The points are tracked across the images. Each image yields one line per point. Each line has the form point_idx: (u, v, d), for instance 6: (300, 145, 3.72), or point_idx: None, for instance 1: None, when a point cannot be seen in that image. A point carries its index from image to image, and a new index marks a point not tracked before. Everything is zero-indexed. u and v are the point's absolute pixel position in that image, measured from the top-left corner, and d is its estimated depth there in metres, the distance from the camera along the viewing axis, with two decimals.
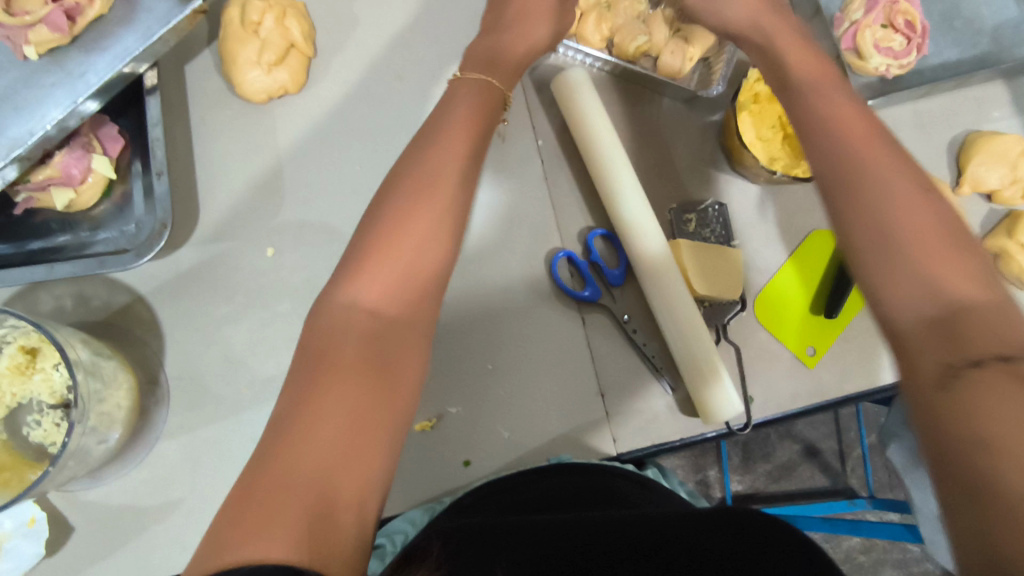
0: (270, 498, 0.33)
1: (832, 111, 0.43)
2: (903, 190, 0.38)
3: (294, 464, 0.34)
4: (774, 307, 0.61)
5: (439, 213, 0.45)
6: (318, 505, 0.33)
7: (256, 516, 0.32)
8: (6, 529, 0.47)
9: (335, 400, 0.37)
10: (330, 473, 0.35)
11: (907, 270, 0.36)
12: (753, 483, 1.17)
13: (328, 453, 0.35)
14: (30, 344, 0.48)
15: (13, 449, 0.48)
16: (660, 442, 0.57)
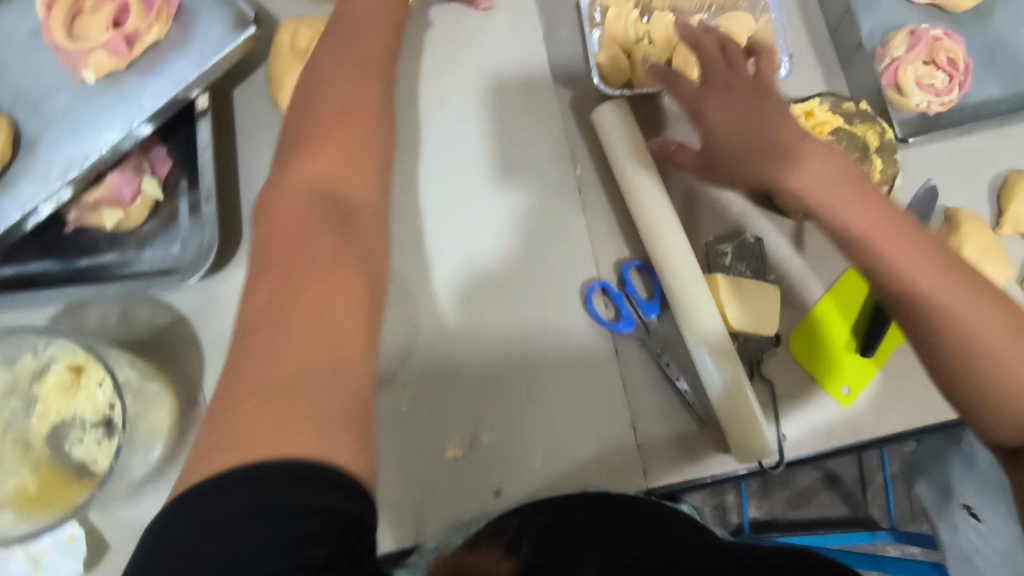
0: (251, 401, 0.33)
1: (865, 222, 0.47)
2: (974, 315, 0.46)
3: (271, 358, 0.35)
4: (810, 342, 0.60)
5: (373, 107, 0.47)
6: (332, 427, 0.33)
7: (240, 425, 0.32)
8: (45, 545, 0.48)
9: (313, 286, 0.38)
10: (313, 355, 0.35)
11: (985, 403, 0.47)
12: (771, 510, 1.16)
13: (305, 335, 0.35)
14: (75, 362, 0.48)
15: (54, 464, 0.48)
16: (691, 478, 0.57)
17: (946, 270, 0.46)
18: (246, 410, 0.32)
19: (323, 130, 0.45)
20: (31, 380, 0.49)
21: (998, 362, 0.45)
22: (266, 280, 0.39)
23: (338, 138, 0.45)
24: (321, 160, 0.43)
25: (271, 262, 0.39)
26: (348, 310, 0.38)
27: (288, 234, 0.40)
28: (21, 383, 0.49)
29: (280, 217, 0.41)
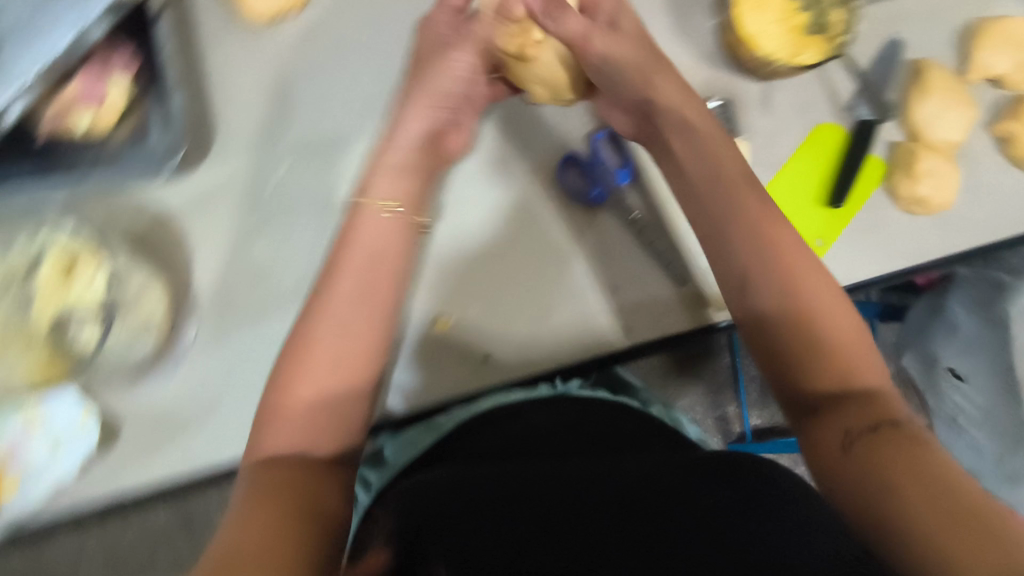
0: (226, 554, 0.37)
1: (738, 212, 0.51)
2: (826, 301, 0.48)
3: (247, 528, 0.39)
4: (782, 199, 0.61)
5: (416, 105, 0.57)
6: (277, 537, 0.39)
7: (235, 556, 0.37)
8: (56, 431, 0.50)
9: (283, 434, 0.47)
10: (272, 526, 0.40)
11: (819, 370, 0.46)
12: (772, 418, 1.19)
13: (270, 485, 0.43)
14: (70, 255, 0.51)
15: (56, 353, 0.51)
16: (671, 333, 0.58)
17: (814, 267, 0.49)
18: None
19: (339, 259, 0.51)
20: (25, 276, 0.50)
21: (839, 352, 0.46)
22: (302, 371, 0.49)
23: (357, 254, 0.51)
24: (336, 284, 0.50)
25: (286, 366, 0.49)
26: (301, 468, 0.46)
27: (296, 352, 0.49)
28: (13, 280, 0.50)
29: (283, 402, 0.48)
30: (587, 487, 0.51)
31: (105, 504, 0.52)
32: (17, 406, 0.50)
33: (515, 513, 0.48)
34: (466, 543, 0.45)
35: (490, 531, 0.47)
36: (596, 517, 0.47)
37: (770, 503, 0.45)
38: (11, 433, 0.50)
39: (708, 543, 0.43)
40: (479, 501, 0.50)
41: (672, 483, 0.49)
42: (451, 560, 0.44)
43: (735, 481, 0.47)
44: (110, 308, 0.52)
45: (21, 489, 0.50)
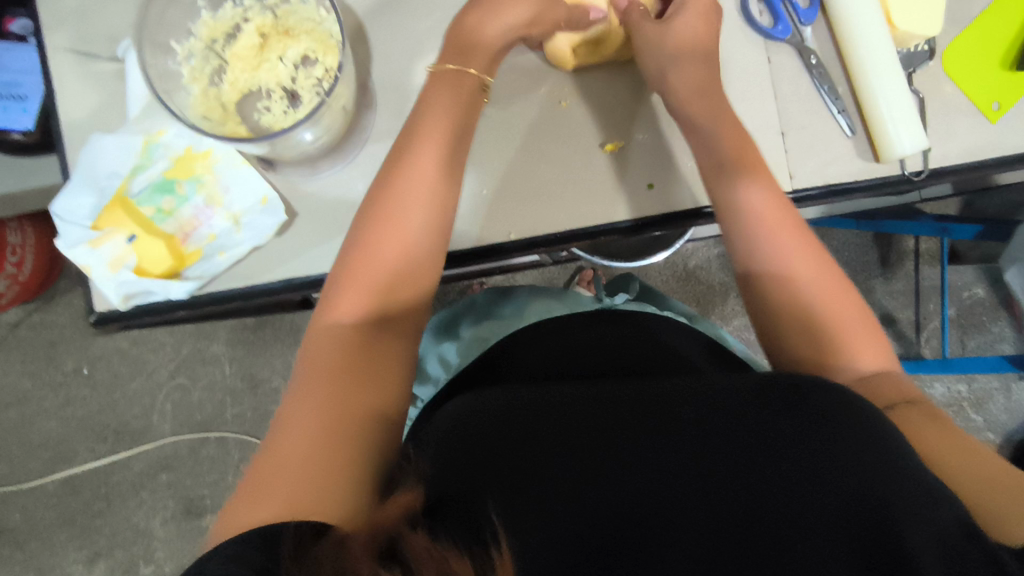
0: (266, 475, 0.39)
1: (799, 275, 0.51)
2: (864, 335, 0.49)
3: (277, 456, 0.40)
4: (963, 59, 0.59)
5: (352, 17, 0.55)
6: (310, 473, 0.39)
7: (262, 486, 0.38)
8: (244, 207, 0.53)
9: (322, 359, 0.45)
10: (304, 452, 0.40)
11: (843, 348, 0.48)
12: None
13: (321, 389, 0.43)
14: (266, 30, 0.51)
15: (243, 128, 0.51)
16: (834, 183, 0.58)
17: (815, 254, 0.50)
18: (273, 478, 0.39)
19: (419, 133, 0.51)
20: (225, 41, 0.51)
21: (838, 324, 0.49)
22: (351, 292, 0.48)
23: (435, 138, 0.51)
24: (377, 225, 0.49)
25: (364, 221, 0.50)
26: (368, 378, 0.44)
27: (372, 214, 0.50)
28: (215, 43, 0.51)
29: (339, 320, 0.47)
30: (639, 403, 0.43)
31: (278, 284, 0.54)
32: (198, 181, 0.53)
33: (553, 417, 0.42)
34: (515, 466, 0.40)
35: (550, 461, 0.40)
36: (660, 456, 0.40)
37: (858, 443, 0.38)
38: (194, 206, 0.53)
39: (784, 492, 0.37)
40: (530, 415, 0.42)
41: (739, 408, 0.41)
42: (504, 494, 0.39)
43: (814, 417, 0.40)
44: (296, 87, 0.51)
45: (204, 260, 0.53)
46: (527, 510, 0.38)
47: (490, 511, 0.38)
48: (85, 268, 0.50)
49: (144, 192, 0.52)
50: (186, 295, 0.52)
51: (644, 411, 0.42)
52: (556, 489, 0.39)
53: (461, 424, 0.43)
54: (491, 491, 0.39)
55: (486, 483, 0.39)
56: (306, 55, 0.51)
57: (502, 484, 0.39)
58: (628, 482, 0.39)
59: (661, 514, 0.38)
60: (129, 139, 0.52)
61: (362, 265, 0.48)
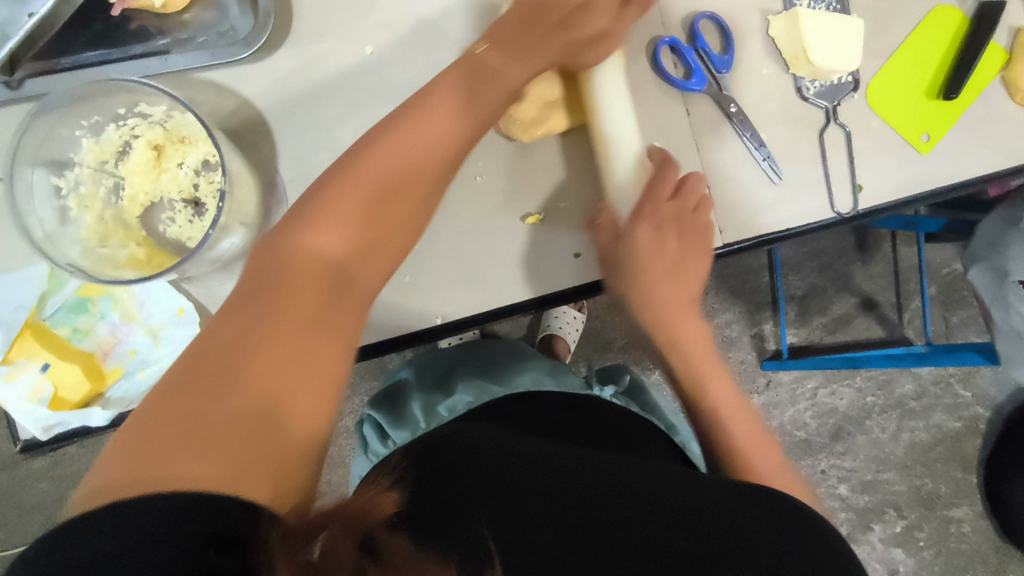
0: (184, 434, 0.32)
1: None
2: None
3: (202, 408, 0.34)
4: (889, 91, 0.57)
5: (254, 113, 0.54)
6: (235, 450, 0.33)
7: (166, 450, 0.32)
8: (161, 319, 0.52)
9: (286, 341, 0.38)
10: (236, 409, 0.34)
11: None
12: (809, 335, 1.24)
13: (268, 342, 0.37)
14: (157, 140, 0.49)
15: (151, 243, 0.50)
16: (760, 236, 0.57)
17: None
18: (171, 403, 0.34)
19: (393, 142, 0.47)
20: (116, 160, 0.49)
21: None
22: (324, 232, 0.43)
23: (402, 133, 0.47)
24: (337, 230, 0.44)
25: (381, 142, 0.47)
26: (325, 356, 0.40)
27: (402, 134, 0.47)
28: (106, 164, 0.49)
29: (315, 251, 0.42)
30: (626, 463, 0.47)
31: None
32: (112, 298, 0.52)
33: (550, 460, 0.46)
34: (507, 496, 0.44)
35: (540, 505, 0.44)
36: (639, 533, 0.43)
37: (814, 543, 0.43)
38: (110, 323, 0.52)
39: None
40: (535, 467, 0.45)
41: (718, 511, 0.44)
42: (493, 515, 0.43)
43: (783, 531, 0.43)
44: (199, 194, 0.50)
45: (125, 378, 0.52)
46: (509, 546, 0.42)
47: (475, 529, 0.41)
48: (3, 404, 0.50)
49: (57, 315, 0.51)
50: (106, 421, 0.50)
51: (622, 467, 0.46)
52: (536, 525, 0.43)
53: (465, 447, 0.46)
54: (481, 515, 0.42)
55: (476, 505, 0.43)
56: (205, 160, 0.50)
57: (488, 506, 0.43)
58: (605, 546, 0.42)
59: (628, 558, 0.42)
60: (36, 264, 0.51)
61: (290, 258, 0.42)
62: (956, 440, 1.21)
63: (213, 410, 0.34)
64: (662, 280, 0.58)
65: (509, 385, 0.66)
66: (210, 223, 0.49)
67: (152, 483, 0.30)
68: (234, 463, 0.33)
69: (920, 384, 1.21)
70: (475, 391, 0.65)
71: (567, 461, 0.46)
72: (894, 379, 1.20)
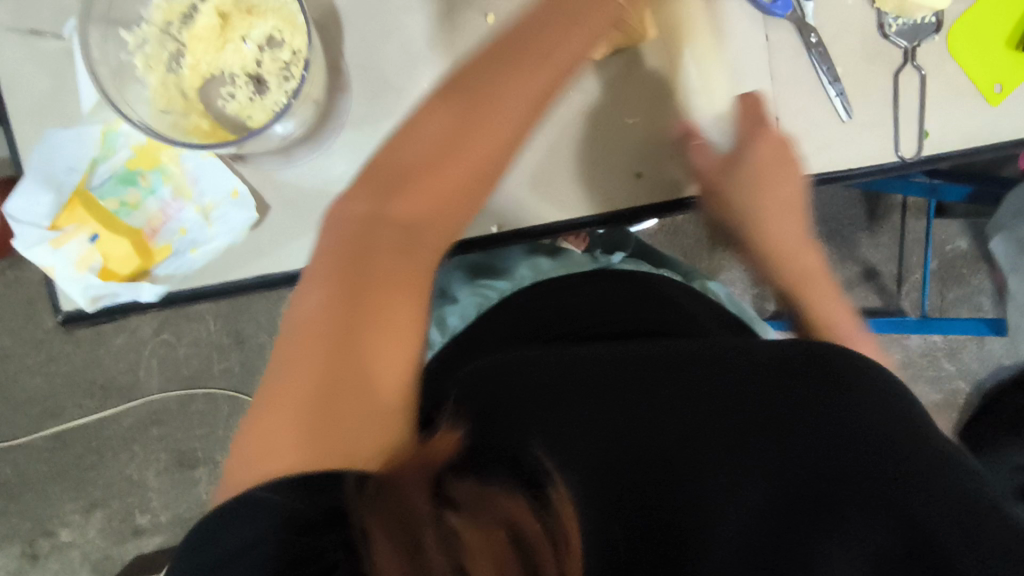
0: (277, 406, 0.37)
1: None
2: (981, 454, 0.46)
3: (281, 404, 0.37)
4: (970, 37, 0.56)
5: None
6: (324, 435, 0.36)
7: (273, 436, 0.36)
8: (215, 199, 0.51)
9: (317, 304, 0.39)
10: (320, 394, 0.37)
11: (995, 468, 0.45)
12: (808, 298, 1.22)
13: (310, 366, 0.38)
14: (225, 8, 0.47)
15: (209, 118, 0.48)
16: (826, 172, 0.57)
17: None
18: (266, 415, 0.37)
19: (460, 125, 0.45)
20: (182, 23, 0.47)
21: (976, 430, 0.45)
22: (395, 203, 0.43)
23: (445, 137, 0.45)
24: (368, 192, 0.43)
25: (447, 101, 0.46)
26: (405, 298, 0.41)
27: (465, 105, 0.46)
28: (171, 26, 0.47)
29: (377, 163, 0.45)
30: (647, 355, 0.45)
31: (250, 279, 0.52)
32: (164, 172, 0.50)
33: (581, 374, 0.44)
34: (556, 416, 0.42)
35: (582, 408, 0.42)
36: (699, 419, 0.41)
37: (878, 397, 0.40)
38: (160, 199, 0.50)
39: (806, 468, 0.39)
40: (558, 376, 0.44)
41: (772, 382, 0.41)
42: (548, 441, 0.41)
43: (840, 397, 0.40)
44: (261, 71, 0.48)
45: (175, 257, 0.50)
46: (560, 446, 0.41)
47: (536, 451, 0.40)
48: (49, 270, 0.48)
49: (105, 185, 0.49)
50: (157, 296, 0.50)
51: (647, 365, 0.44)
52: (602, 441, 0.41)
53: (488, 376, 0.45)
54: (536, 431, 0.41)
55: (527, 423, 0.42)
56: (271, 35, 0.48)
57: (533, 429, 0.42)
58: (673, 448, 0.40)
59: (701, 460, 0.40)
60: (87, 130, 0.49)
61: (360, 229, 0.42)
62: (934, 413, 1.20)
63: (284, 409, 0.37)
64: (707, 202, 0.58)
65: (511, 280, 0.64)
66: (273, 103, 0.47)
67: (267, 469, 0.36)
68: (330, 436, 0.36)
69: (908, 353, 1.21)
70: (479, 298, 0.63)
71: (595, 375, 0.44)
72: (883, 347, 1.20)
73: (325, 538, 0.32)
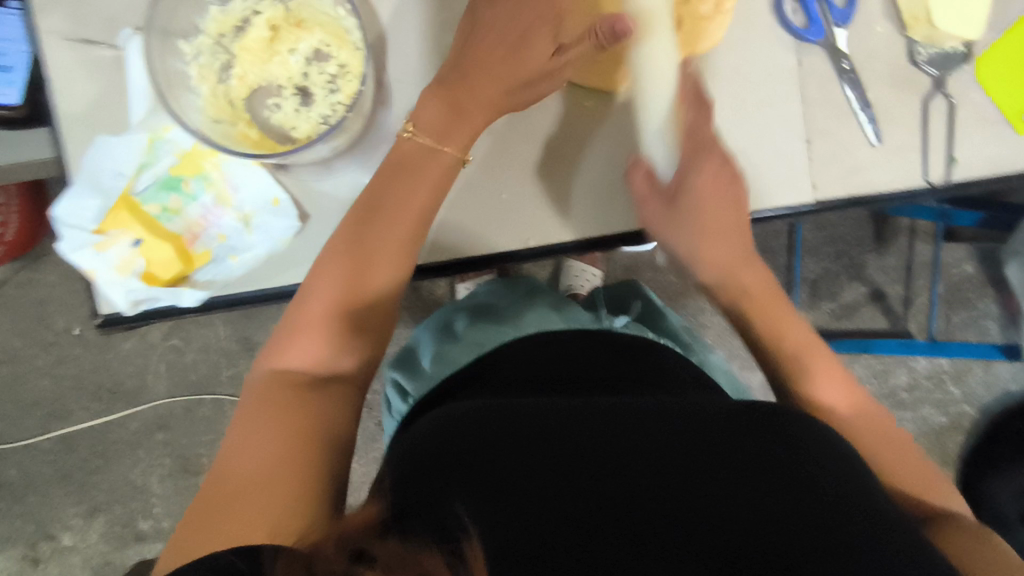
0: (216, 500, 0.37)
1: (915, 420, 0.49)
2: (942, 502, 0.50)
3: (224, 476, 0.39)
4: (999, 66, 0.57)
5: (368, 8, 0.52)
6: (254, 504, 0.37)
7: (208, 513, 0.37)
8: (255, 208, 0.51)
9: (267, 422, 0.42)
10: (250, 479, 0.38)
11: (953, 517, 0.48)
12: (816, 319, 1.22)
13: (249, 448, 0.40)
14: (277, 21, 0.48)
15: (256, 127, 0.49)
16: (855, 196, 0.57)
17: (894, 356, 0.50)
18: (207, 505, 0.37)
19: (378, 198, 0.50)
20: (234, 34, 0.48)
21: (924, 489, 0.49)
22: (300, 345, 0.48)
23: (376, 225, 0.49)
24: (325, 279, 0.48)
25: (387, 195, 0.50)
26: (307, 403, 0.44)
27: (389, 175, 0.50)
28: (223, 37, 0.48)
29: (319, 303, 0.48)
30: (596, 413, 0.42)
31: (290, 286, 0.53)
32: (206, 179, 0.51)
33: (527, 431, 0.40)
34: (493, 477, 0.38)
35: (526, 466, 0.38)
36: (648, 485, 0.38)
37: (830, 470, 0.39)
38: (202, 206, 0.51)
39: (765, 542, 0.35)
40: (513, 426, 0.40)
41: (726, 448, 0.40)
42: (473, 495, 0.37)
43: (793, 468, 0.39)
44: (307, 83, 0.49)
45: (214, 263, 0.51)
46: (496, 512, 0.37)
47: (458, 509, 0.36)
48: (90, 273, 0.49)
49: (149, 190, 0.50)
50: (197, 302, 0.50)
51: (599, 423, 0.41)
52: (542, 510, 0.37)
53: (420, 434, 0.41)
54: (460, 492, 0.37)
55: (451, 483, 0.37)
56: (319, 49, 0.49)
57: (466, 487, 0.37)
58: (617, 518, 0.37)
59: (641, 530, 0.36)
60: (133, 137, 0.49)
61: (276, 382, 0.46)
62: (939, 437, 1.20)
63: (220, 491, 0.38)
64: (719, 238, 0.56)
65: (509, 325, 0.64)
66: (318, 115, 0.48)
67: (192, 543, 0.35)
68: (259, 507, 0.37)
69: (916, 377, 1.20)
70: (477, 337, 0.62)
71: (542, 430, 0.40)
72: (890, 370, 1.20)
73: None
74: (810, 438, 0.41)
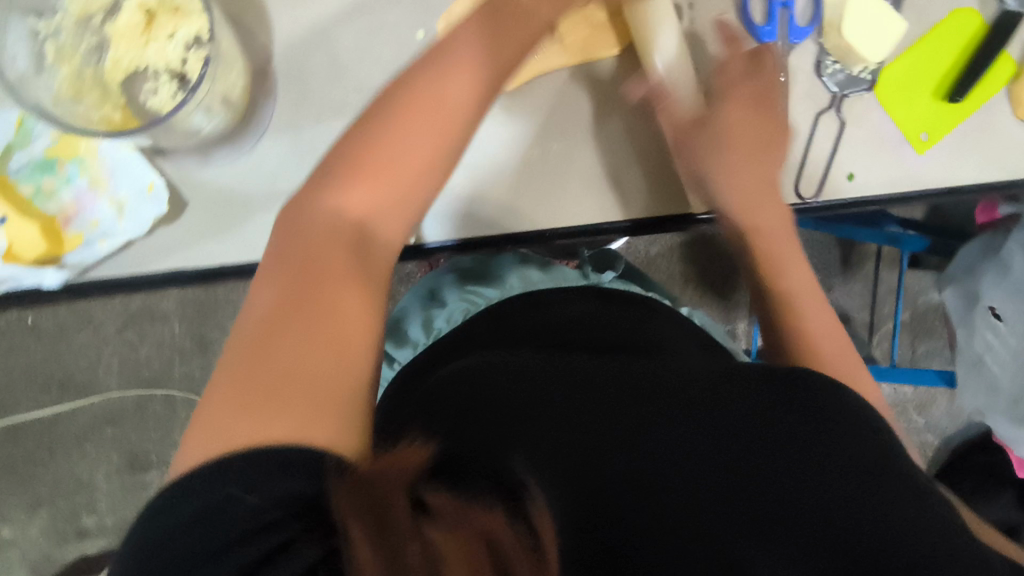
0: (263, 389, 0.35)
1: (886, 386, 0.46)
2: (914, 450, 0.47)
3: (267, 367, 0.36)
4: (896, 86, 0.57)
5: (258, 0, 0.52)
6: (310, 405, 0.35)
7: (265, 405, 0.34)
8: (128, 193, 0.50)
9: (321, 305, 0.39)
10: (307, 369, 0.36)
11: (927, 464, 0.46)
12: None
13: (293, 351, 0.37)
14: (151, 7, 0.47)
15: (128, 110, 0.48)
16: None
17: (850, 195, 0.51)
18: (247, 391, 0.35)
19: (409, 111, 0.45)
20: (105, 17, 0.47)
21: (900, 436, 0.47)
22: (356, 189, 0.43)
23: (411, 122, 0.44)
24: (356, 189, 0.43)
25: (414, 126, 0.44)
26: (350, 290, 0.40)
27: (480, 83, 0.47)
28: (93, 19, 0.47)
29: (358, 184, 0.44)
30: (639, 375, 0.44)
31: (163, 274, 0.52)
32: (82, 163, 0.50)
33: (572, 389, 0.42)
34: (538, 428, 0.40)
35: (572, 421, 0.40)
36: (693, 444, 0.40)
37: (853, 429, 0.42)
38: (75, 189, 0.50)
39: (798, 494, 0.39)
40: (544, 383, 0.43)
41: (756, 404, 0.42)
42: (530, 450, 0.38)
43: (821, 424, 0.42)
44: (186, 69, 0.48)
45: (84, 247, 0.50)
46: (551, 462, 0.38)
47: (518, 463, 0.37)
48: None
49: (23, 170, 0.49)
50: (59, 283, 0.50)
51: (636, 386, 0.43)
52: (596, 464, 0.39)
53: (461, 388, 0.43)
54: (518, 445, 0.38)
55: (506, 435, 0.39)
56: (199, 35, 0.47)
57: (520, 441, 0.39)
58: (665, 473, 0.39)
59: (691, 484, 0.39)
60: (7, 116, 0.49)
61: (312, 229, 0.42)
62: None
63: (271, 377, 0.35)
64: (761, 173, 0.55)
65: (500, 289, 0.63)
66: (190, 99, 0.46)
67: (244, 438, 0.33)
68: (318, 413, 0.35)
69: None
70: (468, 303, 0.62)
71: (582, 394, 0.42)
72: None
73: (283, 536, 0.30)
74: (832, 397, 0.43)
